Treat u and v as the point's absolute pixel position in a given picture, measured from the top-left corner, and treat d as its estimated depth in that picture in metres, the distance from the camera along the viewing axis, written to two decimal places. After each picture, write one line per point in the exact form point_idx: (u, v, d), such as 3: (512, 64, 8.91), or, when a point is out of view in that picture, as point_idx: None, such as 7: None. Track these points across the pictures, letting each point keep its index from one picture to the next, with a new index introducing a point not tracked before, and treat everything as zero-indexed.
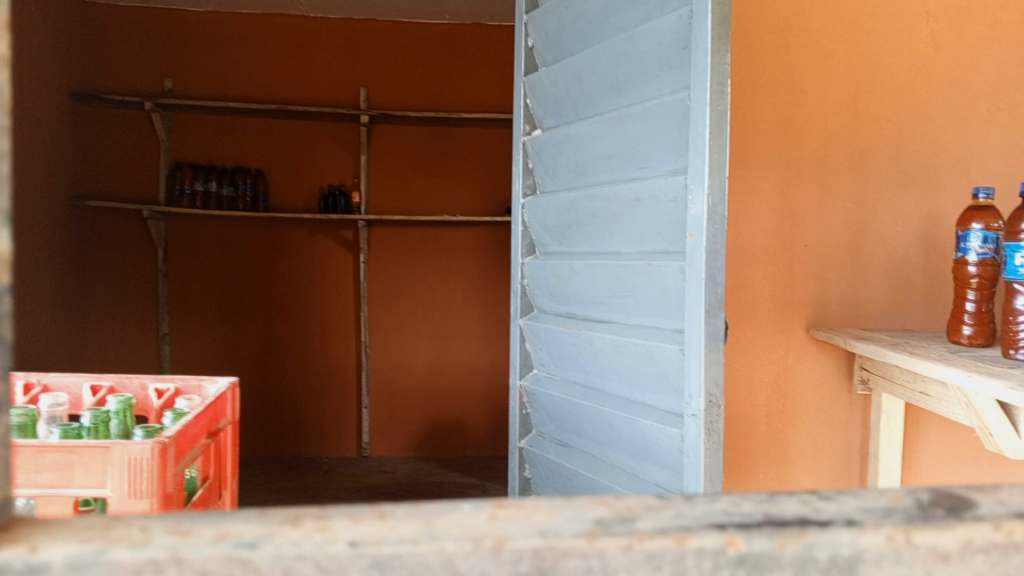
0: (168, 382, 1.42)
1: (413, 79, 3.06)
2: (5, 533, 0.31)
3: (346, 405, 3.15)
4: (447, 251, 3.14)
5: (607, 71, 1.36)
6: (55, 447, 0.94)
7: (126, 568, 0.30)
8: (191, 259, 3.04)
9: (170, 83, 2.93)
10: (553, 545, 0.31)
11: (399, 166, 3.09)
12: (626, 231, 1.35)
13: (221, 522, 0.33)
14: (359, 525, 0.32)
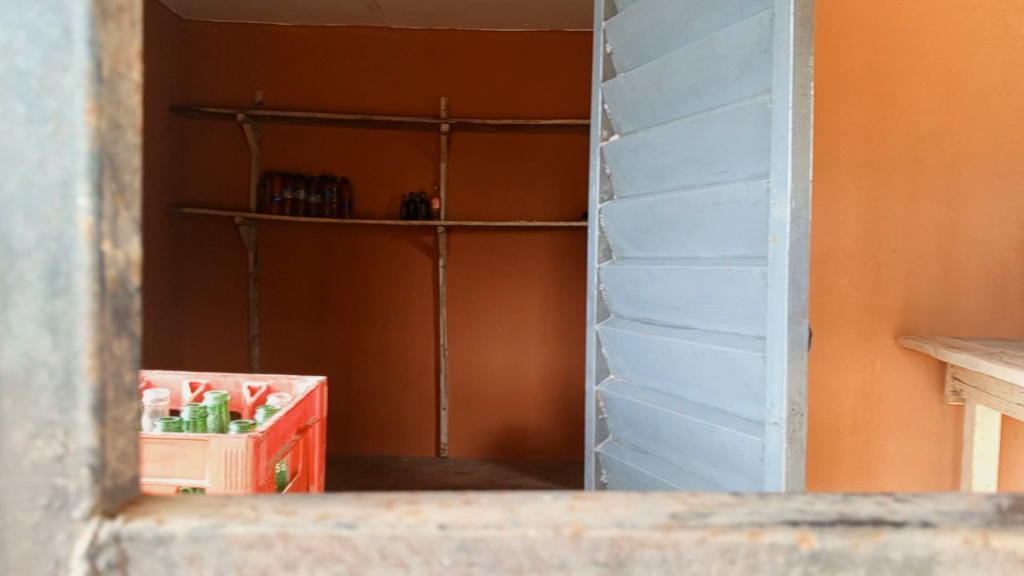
0: (260, 381, 1.49)
1: (491, 87, 3.11)
2: (133, 505, 0.35)
3: (425, 407, 3.22)
4: (525, 256, 3.16)
5: (687, 75, 1.36)
6: (160, 439, 1.06)
7: (240, 542, 0.33)
8: (280, 264, 3.17)
9: (261, 95, 3.06)
10: (629, 536, 0.33)
11: (477, 173, 3.14)
12: (705, 235, 1.34)
13: (322, 503, 0.36)
14: (447, 510, 0.35)
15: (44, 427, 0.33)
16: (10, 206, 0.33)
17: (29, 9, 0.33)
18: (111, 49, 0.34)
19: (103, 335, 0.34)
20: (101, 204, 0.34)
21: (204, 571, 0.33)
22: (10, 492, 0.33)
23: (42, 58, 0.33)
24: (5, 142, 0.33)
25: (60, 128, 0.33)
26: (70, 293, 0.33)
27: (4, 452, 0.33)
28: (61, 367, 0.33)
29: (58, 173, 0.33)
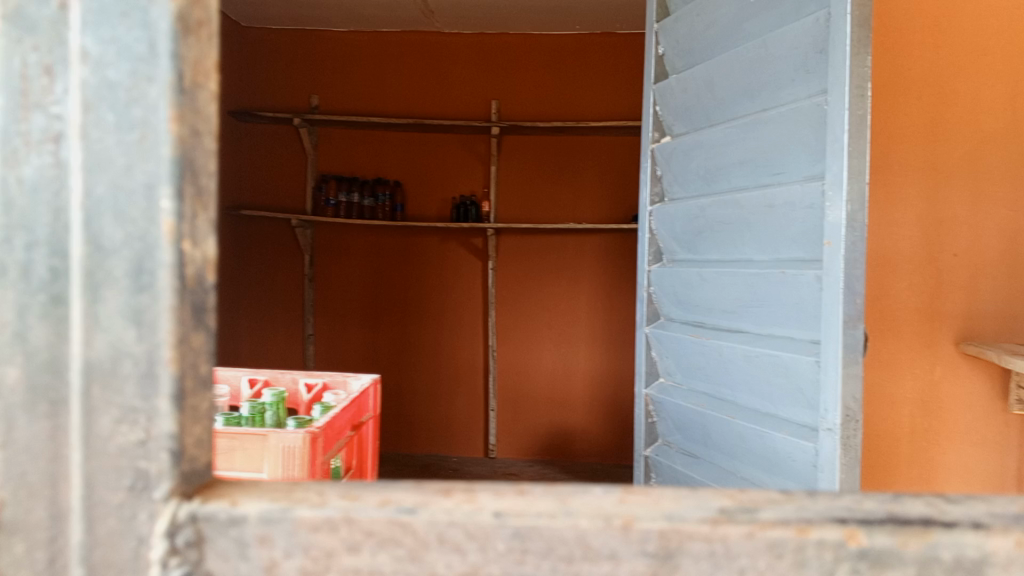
0: (317, 378, 1.54)
1: (542, 89, 3.12)
2: (208, 488, 0.38)
3: (475, 407, 3.25)
4: (574, 258, 3.16)
5: (740, 76, 1.35)
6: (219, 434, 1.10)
7: (307, 524, 0.35)
8: (335, 265, 3.25)
9: (317, 100, 3.14)
10: (678, 529, 0.34)
11: (528, 175, 3.16)
12: (759, 238, 1.33)
13: (383, 490, 0.37)
14: (502, 499, 0.36)
15: (129, 414, 0.36)
16: (101, 208, 0.36)
17: (118, 26, 0.36)
18: (192, 62, 0.37)
19: (182, 329, 0.36)
20: (182, 206, 0.36)
21: (274, 551, 0.35)
22: (99, 473, 0.36)
23: (130, 71, 0.36)
24: (96, 149, 0.36)
25: (147, 136, 0.36)
26: (154, 288, 0.36)
27: (93, 436, 0.36)
28: (145, 358, 0.36)
29: (144, 177, 0.35)
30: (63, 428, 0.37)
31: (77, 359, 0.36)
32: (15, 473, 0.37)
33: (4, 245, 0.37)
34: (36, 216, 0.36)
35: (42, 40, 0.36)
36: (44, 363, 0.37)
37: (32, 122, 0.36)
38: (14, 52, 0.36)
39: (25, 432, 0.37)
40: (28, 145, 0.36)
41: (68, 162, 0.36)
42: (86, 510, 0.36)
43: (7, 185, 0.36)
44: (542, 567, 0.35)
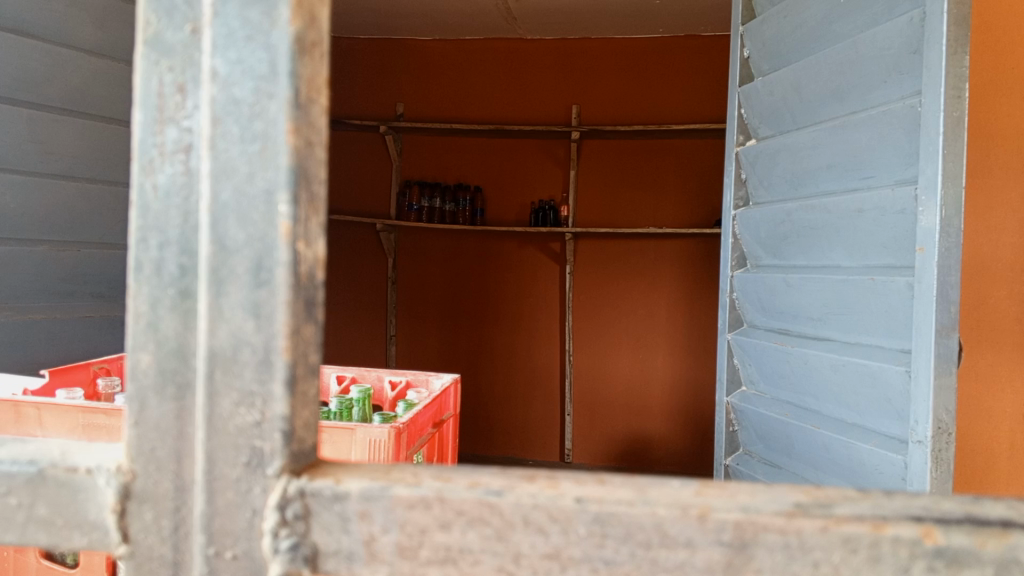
0: (400, 375, 1.60)
1: (624, 93, 3.11)
2: (314, 467, 0.41)
3: (551, 411, 3.28)
4: (653, 264, 3.13)
5: (829, 79, 1.33)
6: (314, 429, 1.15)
7: (404, 502, 0.38)
8: (417, 268, 3.35)
9: (402, 108, 3.25)
10: (754, 520, 0.35)
11: (607, 180, 3.15)
12: (847, 243, 1.31)
13: (472, 474, 0.40)
14: (583, 487, 0.39)
15: (248, 398, 0.40)
16: (226, 212, 0.40)
17: (244, 47, 0.40)
18: (307, 79, 0.41)
19: (295, 321, 0.40)
20: (297, 210, 0.40)
21: (373, 526, 0.38)
22: (218, 450, 0.40)
23: (253, 88, 0.40)
24: (222, 157, 0.40)
25: (267, 147, 0.39)
26: (272, 284, 0.39)
27: (214, 416, 0.40)
28: (262, 347, 0.40)
29: (264, 184, 0.39)
30: (189, 409, 0.41)
31: (203, 346, 0.40)
32: (146, 448, 0.42)
33: (140, 244, 0.41)
34: (168, 218, 0.41)
35: (176, 62, 0.41)
36: (173, 350, 0.41)
37: (167, 134, 0.41)
38: (153, 73, 0.41)
39: (155, 412, 0.42)
40: (163, 155, 0.41)
41: (197, 171, 0.41)
42: (207, 484, 0.40)
43: (144, 191, 0.41)
44: (621, 552, 0.37)
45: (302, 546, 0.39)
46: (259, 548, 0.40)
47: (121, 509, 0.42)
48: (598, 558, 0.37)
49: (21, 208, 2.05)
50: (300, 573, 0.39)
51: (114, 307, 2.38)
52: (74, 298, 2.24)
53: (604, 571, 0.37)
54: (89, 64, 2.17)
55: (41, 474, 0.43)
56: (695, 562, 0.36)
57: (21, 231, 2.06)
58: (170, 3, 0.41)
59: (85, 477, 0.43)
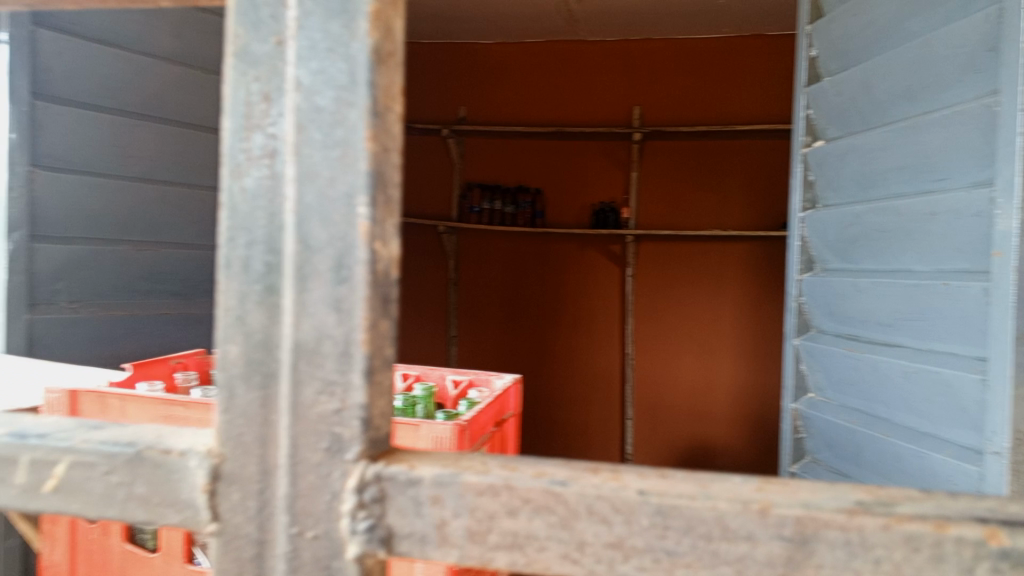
0: (462, 375, 1.63)
1: (686, 93, 3.08)
2: (390, 455, 0.44)
3: (610, 415, 3.27)
4: (716, 267, 3.08)
5: (901, 78, 1.30)
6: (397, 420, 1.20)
7: (473, 488, 0.40)
8: (478, 270, 3.41)
9: (464, 111, 3.33)
10: (814, 516, 0.36)
11: (670, 181, 3.12)
12: (919, 247, 1.28)
13: (539, 465, 0.42)
14: (646, 481, 0.40)
15: (329, 387, 0.42)
16: (310, 213, 0.42)
17: (326, 59, 0.42)
18: (384, 88, 0.43)
19: (373, 315, 0.43)
20: (375, 212, 0.42)
21: (444, 510, 0.41)
22: (301, 436, 0.43)
23: (335, 97, 0.42)
24: (307, 162, 0.43)
25: (348, 152, 0.42)
26: (352, 281, 0.42)
27: (297, 404, 0.43)
28: (343, 339, 0.42)
29: (345, 187, 0.42)
30: (273, 397, 0.44)
31: (287, 338, 0.43)
32: (233, 434, 0.45)
33: (229, 243, 0.44)
34: (256, 220, 0.44)
35: (263, 73, 0.44)
36: (259, 342, 0.44)
37: (254, 140, 0.44)
38: (241, 83, 0.44)
39: (242, 399, 0.45)
40: (250, 160, 0.44)
41: (282, 175, 0.43)
42: (291, 467, 0.43)
43: (233, 194, 0.44)
44: (682, 543, 0.38)
45: (379, 528, 0.42)
46: (338, 528, 0.42)
47: (210, 490, 0.45)
48: (660, 548, 0.38)
49: (104, 210, 2.16)
50: (376, 552, 0.42)
51: (190, 306, 2.49)
52: (153, 297, 2.35)
53: (666, 561, 0.38)
54: (166, 71, 2.29)
55: (140, 455, 0.46)
56: (755, 555, 0.37)
57: (106, 232, 2.18)
58: (257, 17, 0.44)
59: (179, 459, 0.46)
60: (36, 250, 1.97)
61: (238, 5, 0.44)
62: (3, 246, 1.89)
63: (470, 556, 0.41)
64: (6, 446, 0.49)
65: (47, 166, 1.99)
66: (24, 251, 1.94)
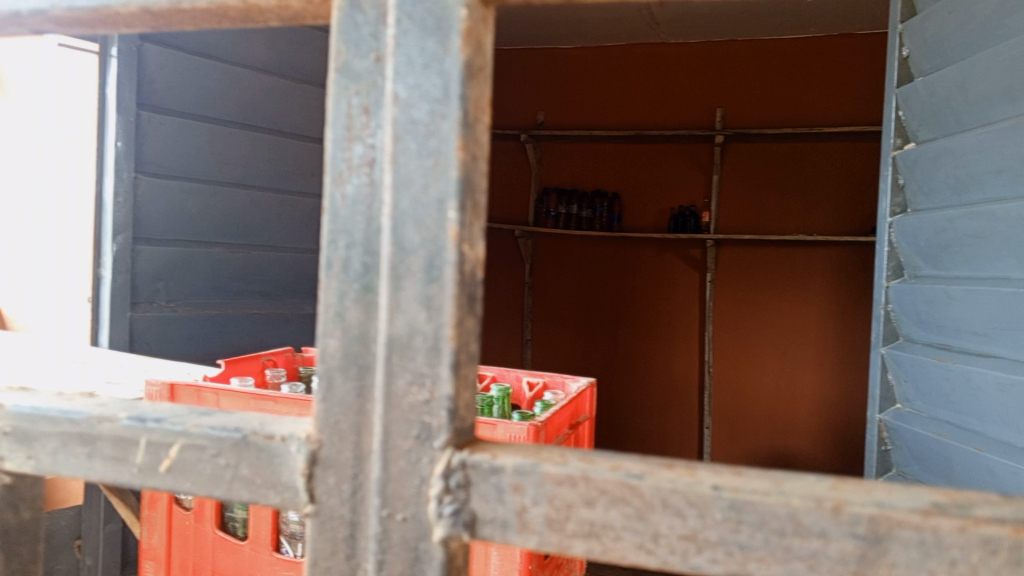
0: (538, 377, 1.66)
1: (770, 94, 3.02)
2: (475, 445, 0.46)
3: (688, 422, 3.24)
4: (801, 272, 3.01)
5: (999, 78, 1.25)
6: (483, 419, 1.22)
7: (552, 477, 0.43)
8: (555, 273, 3.43)
9: (543, 116, 3.37)
10: (888, 515, 0.37)
11: (751, 185, 3.07)
12: (1017, 254, 1.23)
13: (616, 459, 0.44)
14: (721, 476, 0.42)
15: (420, 378, 0.45)
16: (404, 218, 0.46)
17: (420, 73, 0.45)
18: (474, 100, 0.46)
19: (460, 313, 0.45)
20: (464, 216, 0.45)
21: (525, 498, 0.43)
22: (393, 424, 0.46)
23: (429, 109, 0.45)
24: (402, 170, 0.46)
25: (440, 161, 0.45)
26: (441, 281, 0.45)
27: (390, 395, 0.46)
28: (432, 335, 0.45)
29: (437, 193, 0.45)
30: (367, 388, 0.47)
31: (382, 333, 0.46)
32: (330, 421, 0.48)
33: (331, 245, 0.48)
34: (355, 223, 0.47)
35: (363, 87, 0.47)
36: (356, 336, 0.48)
37: (354, 150, 0.48)
38: (343, 97, 0.48)
39: (340, 389, 0.48)
40: (350, 168, 0.48)
41: (379, 182, 0.47)
42: (383, 453, 0.46)
43: (335, 200, 0.48)
44: (755, 538, 0.39)
45: (463, 512, 0.44)
46: (426, 512, 0.45)
47: (308, 473, 0.49)
48: (733, 542, 0.40)
49: (202, 213, 2.28)
50: (461, 536, 0.44)
51: (280, 306, 2.60)
52: (245, 297, 2.47)
53: (739, 554, 0.40)
54: (259, 80, 2.41)
55: (245, 439, 0.50)
56: (828, 552, 0.38)
57: (203, 235, 2.30)
58: (358, 35, 0.47)
59: (281, 444, 0.50)
60: (138, 252, 2.12)
61: (342, 25, 0.48)
62: (111, 248, 2.04)
63: (549, 543, 0.43)
64: (128, 427, 0.54)
65: (150, 173, 2.13)
66: (128, 252, 2.08)
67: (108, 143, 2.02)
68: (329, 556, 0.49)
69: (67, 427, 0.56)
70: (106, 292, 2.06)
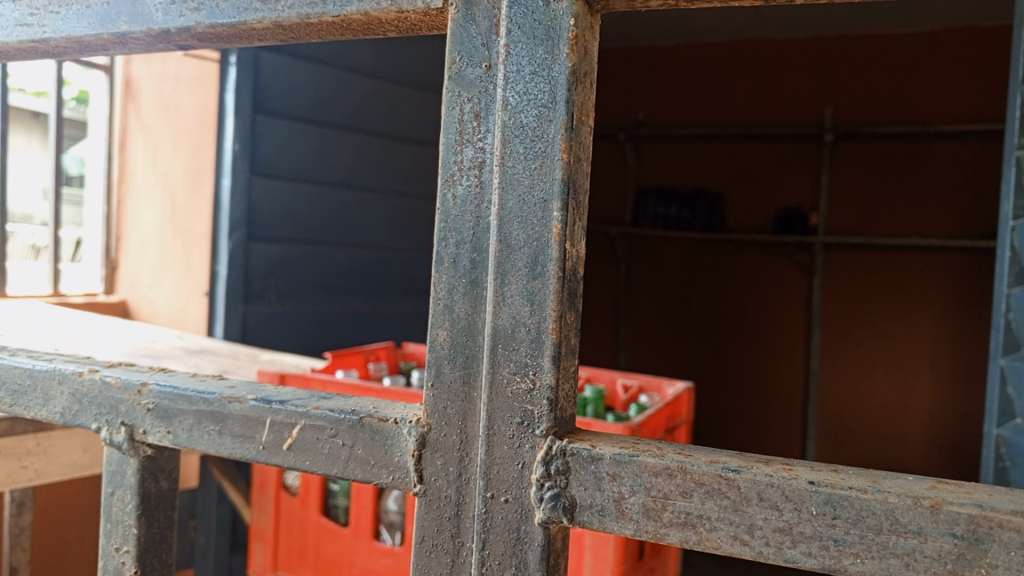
0: (634, 379, 1.67)
1: (882, 90, 2.90)
2: (575, 433, 0.49)
3: (791, 432, 3.15)
4: (915, 278, 2.89)
5: None
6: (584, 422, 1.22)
7: (650, 467, 0.45)
8: (652, 275, 3.40)
9: (643, 116, 3.36)
10: (988, 515, 0.38)
11: (861, 186, 2.94)
12: None
13: (712, 452, 0.46)
14: (817, 472, 0.43)
15: (523, 368, 0.48)
16: (510, 216, 0.48)
17: (530, 81, 0.48)
18: (579, 104, 0.48)
19: (561, 308, 0.48)
20: (567, 216, 0.47)
21: (623, 487, 0.45)
22: (498, 410, 0.49)
23: (537, 114, 0.48)
24: (509, 173, 0.48)
25: (545, 163, 0.48)
26: (544, 276, 0.48)
27: (495, 382, 0.49)
28: (535, 327, 0.48)
29: (542, 194, 0.48)
30: (473, 376, 0.50)
31: (488, 325, 0.49)
32: (439, 406, 0.52)
33: (442, 242, 0.51)
34: (464, 222, 0.51)
35: (474, 94, 0.50)
36: (464, 327, 0.51)
37: (465, 153, 0.51)
38: (456, 103, 0.51)
39: (448, 376, 0.51)
40: (461, 170, 0.51)
41: (487, 183, 0.50)
42: (487, 437, 0.49)
43: (446, 200, 0.51)
44: (851, 533, 0.40)
45: (564, 496, 0.47)
46: (527, 495, 0.48)
47: (418, 454, 0.52)
48: (828, 537, 0.41)
49: (311, 213, 2.40)
50: (560, 520, 0.47)
51: (381, 302, 2.71)
52: (350, 295, 2.59)
53: (834, 549, 0.40)
54: (365, 85, 2.52)
55: (361, 422, 0.54)
56: (924, 550, 0.39)
57: (311, 234, 2.41)
58: (471, 45, 0.50)
59: (393, 427, 0.53)
60: (252, 249, 2.24)
61: (456, 35, 0.51)
62: (226, 245, 2.16)
63: (646, 531, 0.45)
64: (254, 408, 0.59)
65: (263, 174, 2.24)
66: (241, 249, 2.19)
67: (226, 146, 2.13)
68: (435, 534, 0.52)
69: (201, 406, 0.62)
70: (221, 288, 2.17)
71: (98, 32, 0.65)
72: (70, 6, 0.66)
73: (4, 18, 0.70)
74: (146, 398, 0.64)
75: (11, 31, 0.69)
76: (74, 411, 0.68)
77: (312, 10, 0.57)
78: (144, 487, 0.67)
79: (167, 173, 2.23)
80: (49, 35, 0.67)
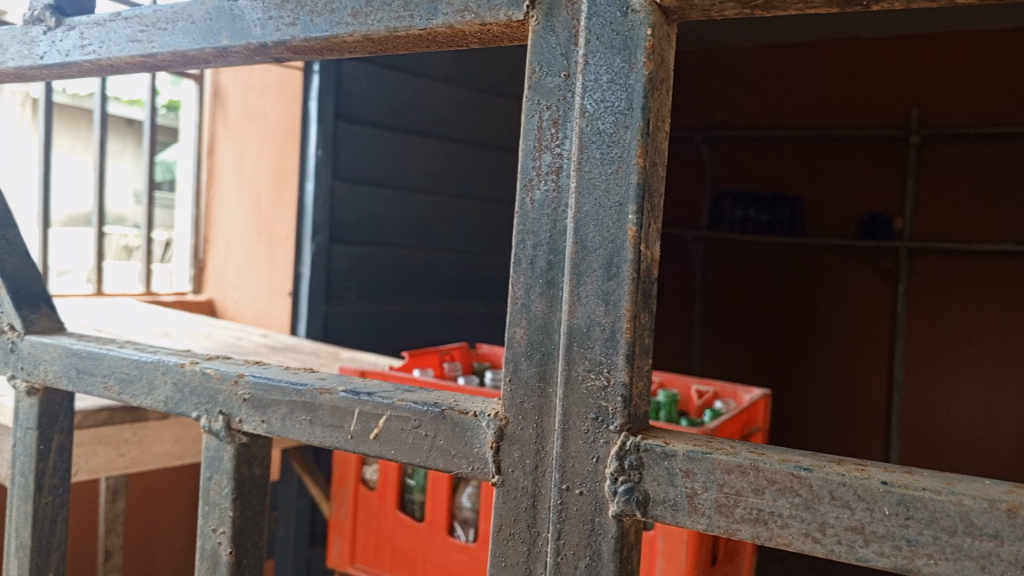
0: (709, 385, 1.66)
1: (974, 89, 2.78)
2: (648, 431, 0.50)
3: (872, 443, 3.04)
4: (1009, 285, 2.76)
5: None
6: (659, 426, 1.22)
7: (722, 463, 0.46)
8: (728, 279, 3.36)
9: (719, 118, 3.31)
10: None
11: (950, 188, 2.83)
12: None
13: (784, 451, 0.46)
14: (890, 472, 0.43)
15: (597, 366, 0.50)
16: (586, 219, 0.50)
17: (607, 90, 0.50)
18: (655, 111, 0.50)
19: (635, 308, 0.49)
20: (642, 219, 0.49)
21: (695, 483, 0.47)
22: (573, 405, 0.51)
23: (614, 121, 0.50)
24: (587, 178, 0.50)
25: (622, 167, 0.49)
26: (619, 277, 0.49)
27: (570, 378, 0.51)
28: (610, 326, 0.50)
29: (618, 198, 0.49)
30: (549, 372, 0.53)
31: (564, 323, 0.51)
32: (516, 401, 0.54)
33: (520, 244, 0.54)
34: (542, 225, 0.53)
35: (553, 102, 0.53)
36: (540, 326, 0.53)
37: (544, 159, 0.53)
38: (535, 112, 0.53)
39: (525, 372, 0.54)
40: (540, 175, 0.53)
41: (564, 187, 0.52)
42: (563, 431, 0.51)
43: (525, 204, 0.54)
44: (924, 534, 0.41)
45: (637, 491, 0.49)
46: (601, 489, 0.50)
47: (496, 446, 0.55)
48: (902, 537, 0.41)
49: (390, 216, 2.47)
50: (634, 513, 0.49)
51: (456, 303, 2.76)
52: (426, 295, 2.65)
53: (907, 549, 0.41)
54: (444, 91, 2.59)
55: (443, 414, 0.57)
56: (1001, 553, 0.39)
57: (390, 236, 2.49)
58: (550, 56, 0.53)
59: (473, 419, 0.56)
60: (334, 252, 2.30)
61: (536, 46, 0.53)
62: (309, 247, 2.22)
63: (717, 526, 0.46)
64: (343, 399, 0.63)
65: (345, 179, 2.30)
66: (324, 252, 2.26)
67: (310, 151, 2.20)
68: (512, 523, 0.55)
69: (294, 397, 0.66)
70: (304, 288, 2.24)
71: (202, 47, 0.70)
72: (176, 22, 0.71)
73: (117, 35, 0.76)
74: (243, 388, 0.69)
75: (123, 47, 0.75)
76: (177, 399, 0.73)
77: (400, 24, 0.60)
78: (239, 472, 0.72)
79: (256, 177, 2.34)
80: (158, 49, 0.73)
